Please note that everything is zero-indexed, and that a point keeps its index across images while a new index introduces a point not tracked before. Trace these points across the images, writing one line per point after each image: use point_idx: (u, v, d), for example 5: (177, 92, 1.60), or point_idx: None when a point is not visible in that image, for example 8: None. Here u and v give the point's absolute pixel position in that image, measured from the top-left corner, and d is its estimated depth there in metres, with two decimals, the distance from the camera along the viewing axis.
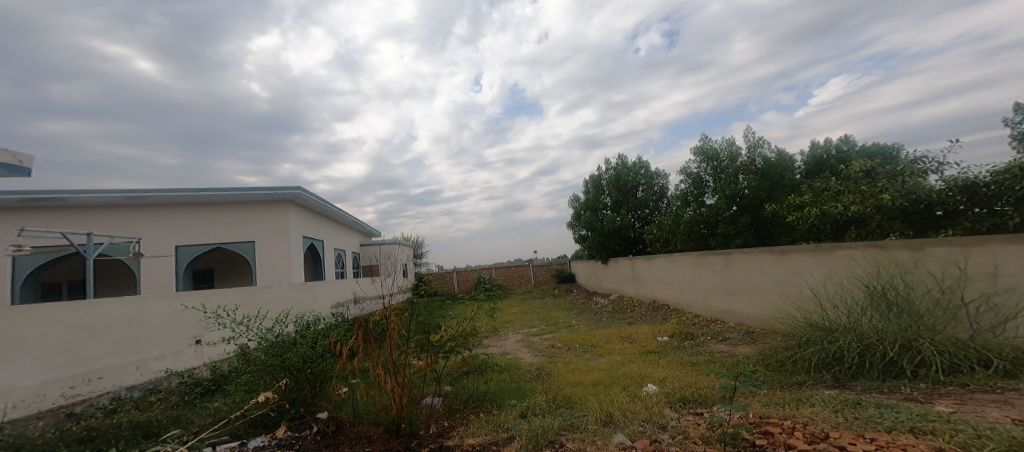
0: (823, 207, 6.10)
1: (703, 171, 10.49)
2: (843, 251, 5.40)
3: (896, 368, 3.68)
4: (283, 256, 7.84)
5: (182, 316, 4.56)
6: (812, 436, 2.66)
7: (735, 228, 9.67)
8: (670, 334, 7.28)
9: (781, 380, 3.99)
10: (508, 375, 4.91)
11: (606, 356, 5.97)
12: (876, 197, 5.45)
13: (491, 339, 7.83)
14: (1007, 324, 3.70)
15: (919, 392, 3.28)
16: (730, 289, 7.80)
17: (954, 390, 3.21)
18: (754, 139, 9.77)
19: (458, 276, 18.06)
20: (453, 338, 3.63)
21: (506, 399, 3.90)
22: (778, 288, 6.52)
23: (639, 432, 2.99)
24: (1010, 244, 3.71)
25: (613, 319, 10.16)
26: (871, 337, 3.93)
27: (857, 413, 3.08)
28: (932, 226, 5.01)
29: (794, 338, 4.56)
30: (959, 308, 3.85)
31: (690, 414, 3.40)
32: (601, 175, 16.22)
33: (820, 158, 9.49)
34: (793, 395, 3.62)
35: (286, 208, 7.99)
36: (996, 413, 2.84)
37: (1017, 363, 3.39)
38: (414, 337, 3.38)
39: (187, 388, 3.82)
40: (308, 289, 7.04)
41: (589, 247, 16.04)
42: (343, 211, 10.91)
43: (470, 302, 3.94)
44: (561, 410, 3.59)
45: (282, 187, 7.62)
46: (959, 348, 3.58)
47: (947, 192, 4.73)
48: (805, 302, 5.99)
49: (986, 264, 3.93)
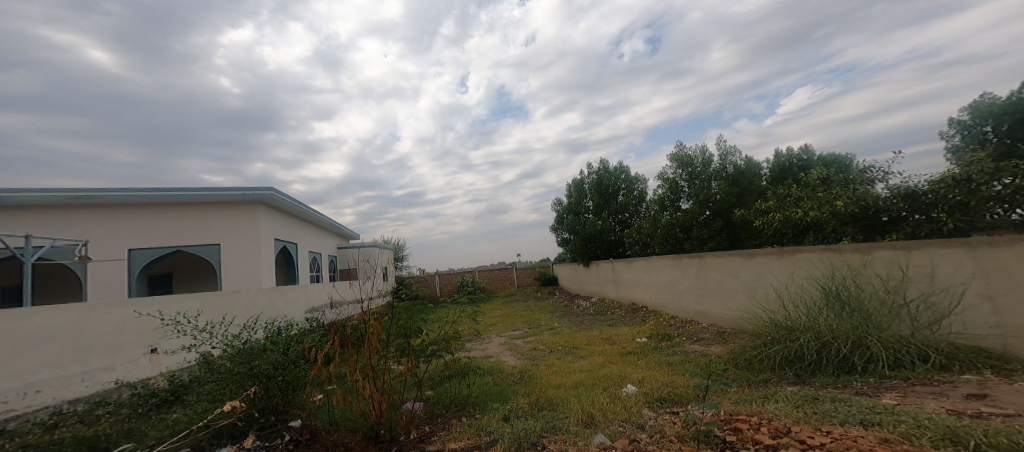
0: (785, 213, 6.41)
1: (678, 176, 10.87)
2: (803, 253, 5.71)
3: (848, 364, 3.94)
4: (253, 259, 7.68)
5: (134, 323, 4.42)
6: (776, 431, 2.83)
7: (709, 232, 10.05)
8: (648, 335, 7.51)
9: (749, 378, 4.20)
10: (491, 378, 4.98)
11: (588, 358, 6.13)
12: (832, 204, 5.82)
13: (474, 342, 7.86)
14: (942, 321, 3.99)
15: (869, 386, 3.54)
16: (703, 290, 8.09)
17: (898, 384, 3.48)
18: (726, 147, 10.25)
19: (440, 280, 17.93)
20: (436, 341, 3.69)
21: (489, 402, 3.96)
22: (747, 289, 6.81)
23: (619, 432, 3.11)
24: (944, 247, 4.02)
25: (593, 321, 10.34)
26: (827, 334, 4.19)
27: (815, 408, 3.29)
28: (879, 231, 5.42)
29: (761, 337, 4.79)
30: (902, 307, 4.14)
31: (667, 413, 3.55)
32: (583, 179, 16.54)
33: (784, 166, 10.11)
34: (759, 393, 3.83)
35: (257, 210, 7.81)
36: (933, 404, 3.10)
37: (953, 357, 3.68)
38: (395, 341, 3.37)
39: (141, 399, 3.71)
40: (280, 294, 6.90)
41: (572, 250, 16.28)
42: (320, 213, 10.75)
43: (453, 306, 4.06)
44: (544, 412, 3.68)
45: (252, 187, 7.48)
46: (902, 344, 3.86)
47: (892, 200, 5.16)
48: (770, 303, 6.31)
49: (924, 266, 4.24)
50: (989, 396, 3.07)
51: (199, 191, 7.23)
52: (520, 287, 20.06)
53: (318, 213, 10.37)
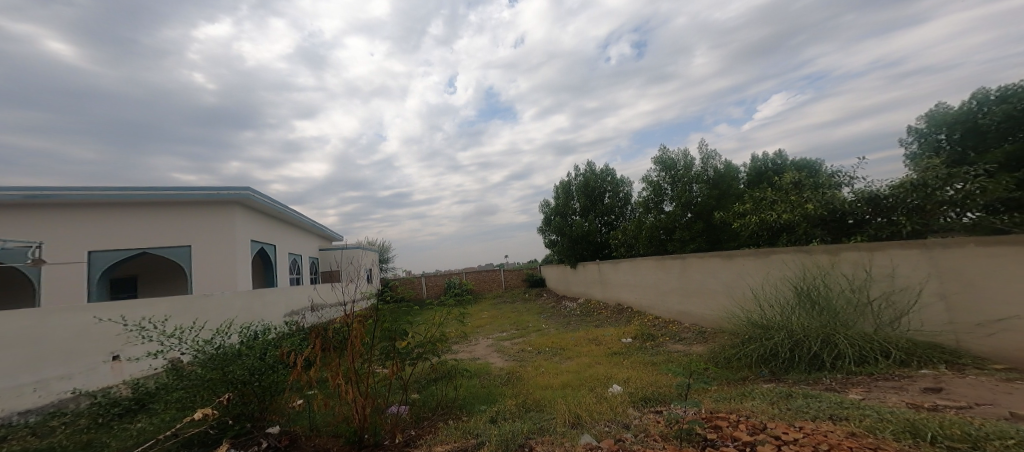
0: (761, 215, 6.68)
1: (662, 179, 11.10)
2: (777, 255, 5.92)
3: (819, 361, 4.11)
4: (227, 261, 7.56)
5: (97, 329, 4.32)
6: (753, 428, 2.95)
7: (691, 233, 10.26)
8: (633, 335, 7.65)
9: (728, 376, 4.35)
10: (478, 380, 5.00)
11: (575, 359, 6.21)
12: (803, 207, 6.07)
13: (461, 344, 7.87)
14: (902, 319, 4.16)
15: (837, 382, 3.71)
16: (686, 291, 8.28)
17: (863, 379, 3.66)
18: (707, 151, 10.54)
19: (426, 282, 17.84)
20: (421, 344, 3.66)
21: (477, 404, 3.99)
22: (726, 289, 7.02)
23: (605, 432, 3.19)
24: (903, 249, 4.21)
25: (579, 323, 10.44)
26: (799, 333, 4.35)
27: (789, 404, 3.44)
28: (846, 232, 5.68)
29: (738, 336, 4.94)
30: (866, 306, 4.33)
31: (651, 412, 3.64)
32: (569, 181, 16.74)
33: (761, 170, 10.53)
34: (738, 390, 3.96)
35: (233, 210, 7.72)
36: (895, 398, 3.27)
37: (911, 353, 3.86)
38: (380, 344, 3.39)
39: (103, 409, 3.62)
40: (258, 297, 6.82)
41: (559, 251, 16.41)
42: (301, 215, 10.59)
43: (438, 308, 4.08)
44: (531, 413, 3.74)
45: (227, 187, 7.37)
46: (866, 341, 4.04)
47: (857, 203, 5.39)
48: (747, 302, 6.52)
49: (885, 267, 4.43)
50: (944, 389, 3.26)
51: (169, 190, 7.07)
52: (507, 288, 20.09)
53: (299, 214, 10.23)
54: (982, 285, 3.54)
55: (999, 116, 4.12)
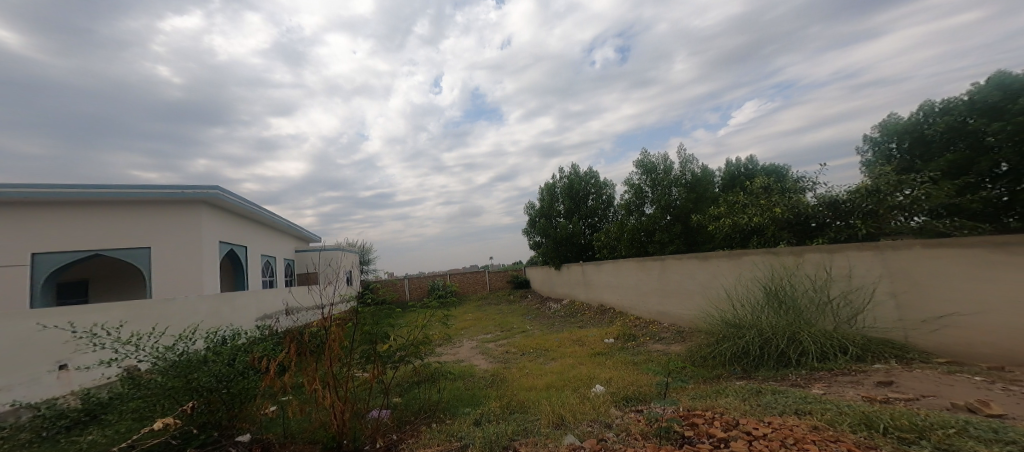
0: (733, 218, 6.92)
1: (643, 182, 11.35)
2: (748, 256, 6.15)
3: (785, 358, 4.29)
4: (193, 263, 7.35)
5: (40, 336, 3.97)
6: (727, 424, 3.07)
7: (670, 235, 10.51)
8: (615, 336, 7.81)
9: (703, 374, 4.47)
10: (462, 383, 5.01)
11: (559, 360, 6.32)
12: (771, 210, 6.33)
13: (445, 347, 7.87)
14: (859, 316, 4.38)
15: (801, 378, 3.89)
16: (665, 292, 8.50)
17: (824, 375, 3.85)
18: (685, 155, 10.83)
19: (409, 284, 17.67)
20: (404, 347, 3.65)
21: (461, 407, 4.03)
22: (702, 290, 7.25)
23: (588, 432, 3.27)
24: (860, 250, 4.43)
25: (563, 324, 10.55)
26: (766, 331, 4.52)
27: (759, 400, 3.60)
28: (809, 235, 6.03)
29: (711, 335, 5.09)
30: (827, 304, 4.53)
31: (632, 411, 3.75)
32: (553, 183, 16.91)
33: (734, 175, 10.99)
34: (713, 388, 4.10)
35: (199, 210, 7.51)
36: (852, 392, 3.47)
37: (866, 348, 4.08)
38: (359, 348, 3.33)
39: (47, 423, 3.38)
40: (227, 301, 6.64)
41: (543, 253, 16.54)
42: (275, 215, 10.31)
43: (422, 310, 4.03)
44: (516, 415, 3.79)
45: (193, 186, 7.17)
46: (827, 338, 4.24)
47: (818, 207, 5.74)
48: (721, 302, 6.76)
49: (844, 267, 4.65)
50: (894, 382, 3.47)
51: (128, 189, 6.74)
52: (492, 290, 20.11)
53: (273, 215, 9.95)
54: (927, 284, 3.75)
55: (945, 127, 4.30)
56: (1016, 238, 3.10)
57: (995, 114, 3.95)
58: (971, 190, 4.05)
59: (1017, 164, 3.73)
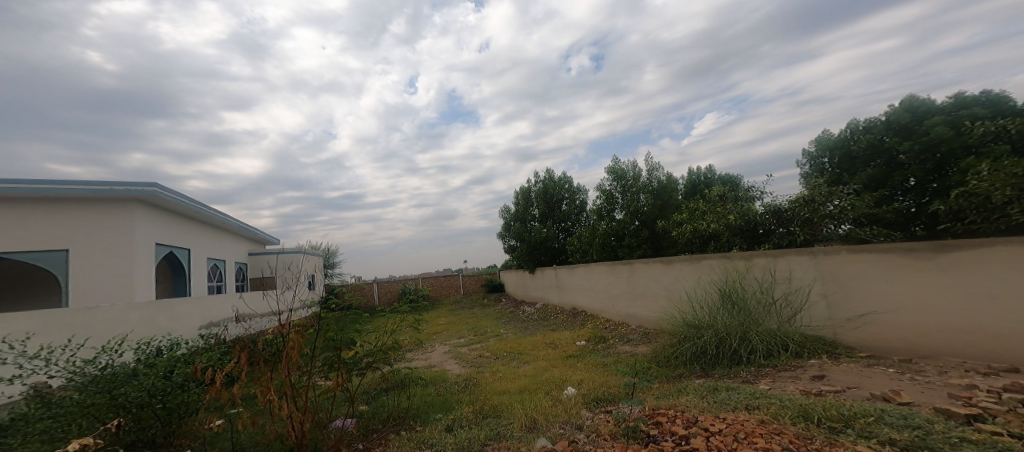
0: (693, 225, 7.28)
1: (614, 188, 11.74)
2: (707, 260, 6.50)
3: (737, 356, 4.50)
4: (123, 271, 5.84)
5: None
6: (688, 421, 3.22)
7: (637, 240, 10.89)
8: (586, 338, 8.02)
9: (667, 374, 4.59)
10: (433, 388, 4.98)
11: (532, 363, 6.43)
12: (725, 217, 6.77)
13: (417, 352, 7.79)
14: (798, 315, 4.70)
15: (751, 374, 4.13)
16: (633, 295, 8.81)
17: (769, 371, 4.11)
18: (652, 163, 11.28)
19: (379, 288, 17.34)
20: (371, 353, 3.52)
21: (432, 413, 4.04)
22: (666, 292, 7.58)
23: (560, 434, 3.35)
24: (799, 255, 4.75)
25: (537, 327, 10.68)
26: (721, 330, 4.69)
27: (716, 398, 3.80)
28: (757, 240, 6.53)
29: (672, 335, 5.20)
30: (772, 305, 4.81)
31: (601, 412, 3.86)
32: (528, 187, 17.11)
33: (695, 183, 11.67)
34: (675, 387, 4.25)
35: (131, 209, 6.00)
36: (793, 386, 3.73)
37: (804, 345, 4.39)
38: (323, 355, 3.15)
39: None
40: (164, 309, 5.71)
41: (517, 256, 16.68)
42: (223, 214, 9.65)
43: (392, 315, 3.83)
44: (488, 419, 3.85)
45: (130, 182, 5.69)
46: (772, 337, 4.52)
47: (765, 215, 6.33)
48: (682, 304, 7.11)
49: (785, 270, 4.96)
50: (826, 375, 3.77)
51: (46, 183, 5.20)
52: (465, 294, 20.03)
53: (222, 215, 9.34)
54: (853, 287, 4.10)
55: (867, 145, 4.90)
56: (922, 246, 3.49)
57: (906, 134, 4.60)
58: (883, 202, 4.55)
59: (923, 179, 4.30)
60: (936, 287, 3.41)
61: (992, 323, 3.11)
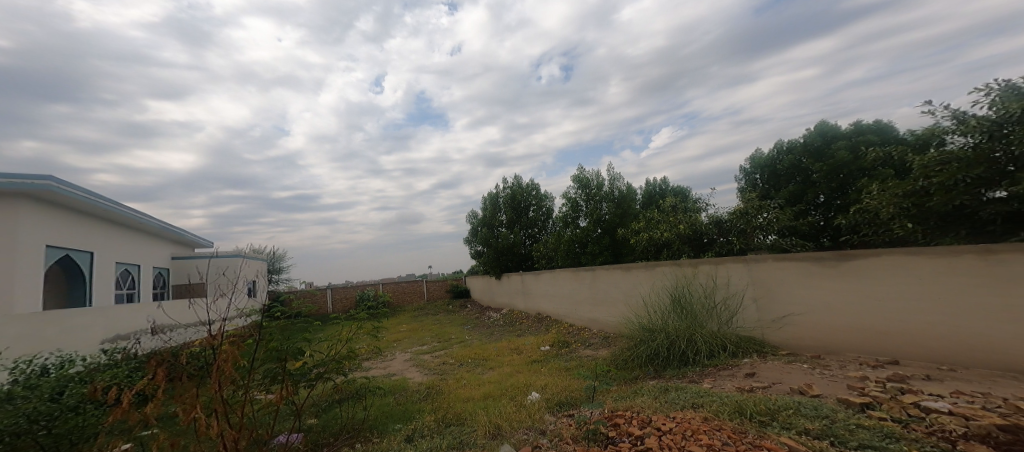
0: (648, 234, 7.65)
1: (579, 196, 12.09)
2: (661, 267, 6.86)
3: (685, 357, 4.66)
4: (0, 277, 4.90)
5: None
6: (643, 421, 3.15)
7: (600, 247, 11.25)
8: (550, 343, 8.17)
9: (624, 376, 4.65)
10: (393, 398, 4.86)
11: (496, 369, 6.48)
12: (676, 226, 7.19)
13: (376, 361, 7.62)
14: (735, 318, 5.02)
15: (697, 374, 4.30)
16: (595, 300, 9.08)
17: (712, 370, 4.31)
18: (614, 173, 11.74)
19: (334, 294, 16.68)
20: (322, 363, 2.97)
21: (390, 424, 3.92)
22: (626, 298, 7.90)
23: (524, 440, 3.28)
24: (737, 261, 5.09)
25: (502, 333, 10.70)
26: (671, 333, 4.85)
27: (668, 398, 3.88)
28: (702, 249, 7.00)
29: (628, 339, 5.27)
30: (715, 308, 5.08)
31: (564, 416, 3.82)
32: (497, 193, 17.22)
33: (653, 193, 12.30)
34: (631, 389, 4.30)
35: (20, 205, 5.15)
36: (732, 384, 3.92)
37: (741, 345, 4.69)
38: (263, 366, 2.56)
39: None
40: (55, 321, 4.65)
41: (484, 262, 16.72)
42: (159, 222, 8.89)
43: (346, 322, 3.37)
44: (451, 428, 3.76)
45: (24, 175, 4.91)
46: (716, 338, 4.75)
47: (708, 225, 6.84)
48: (639, 309, 7.45)
49: (724, 276, 5.30)
50: (757, 372, 4.04)
51: None
52: (429, 300, 19.77)
53: (151, 219, 8.42)
54: (782, 291, 4.45)
55: (789, 165, 5.98)
56: (832, 255, 3.89)
57: (818, 157, 5.72)
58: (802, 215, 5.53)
59: (830, 196, 5.44)
60: (843, 291, 3.81)
61: (886, 323, 3.49)
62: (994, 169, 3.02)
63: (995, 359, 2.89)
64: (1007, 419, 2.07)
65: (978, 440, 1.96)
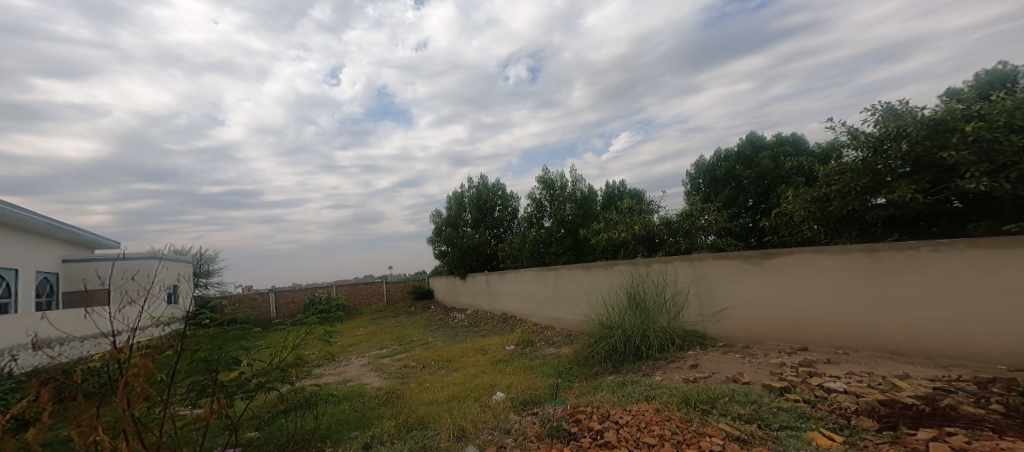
0: (606, 234, 7.95)
1: (543, 197, 12.29)
2: (618, 266, 7.13)
3: (639, 352, 4.87)
4: None
5: None
6: (603, 416, 3.22)
7: (563, 247, 11.51)
8: (515, 343, 8.28)
9: (585, 373, 4.78)
10: (349, 405, 4.75)
11: (460, 370, 6.48)
12: (632, 227, 7.53)
13: (330, 367, 7.38)
14: (681, 313, 5.32)
15: (649, 368, 4.52)
16: (558, 299, 9.29)
17: (662, 364, 4.55)
18: (577, 175, 12.05)
19: (278, 299, 15.72)
20: (264, 373, 2.57)
21: (347, 432, 3.83)
22: (587, 296, 8.16)
23: (489, 441, 3.31)
24: (683, 260, 5.37)
25: (466, 334, 10.69)
26: (626, 330, 5.05)
27: (624, 392, 4.02)
28: (655, 248, 7.37)
29: (588, 336, 5.40)
30: (665, 304, 5.35)
31: (528, 415, 3.88)
32: (462, 192, 17.12)
33: (613, 195, 12.76)
34: (591, 385, 4.42)
35: None
36: (680, 376, 4.14)
37: (686, 339, 4.99)
38: (189, 380, 2.06)
39: None
40: None
41: (448, 263, 16.60)
42: (66, 225, 8.00)
43: (293, 327, 3.04)
44: (413, 432, 3.73)
45: None
46: (665, 333, 5.02)
47: (660, 226, 7.25)
48: (599, 307, 7.72)
49: (671, 273, 5.57)
50: (700, 364, 4.31)
51: None
52: (389, 302, 19.35)
53: (52, 222, 7.52)
54: (721, 287, 4.76)
55: (725, 172, 6.50)
56: (760, 255, 4.24)
57: (749, 165, 6.26)
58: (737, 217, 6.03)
59: (756, 200, 6.00)
60: (768, 286, 4.17)
61: (801, 315, 3.87)
62: (877, 179, 3.57)
63: (882, 343, 3.29)
64: (887, 394, 2.41)
65: (865, 413, 2.26)
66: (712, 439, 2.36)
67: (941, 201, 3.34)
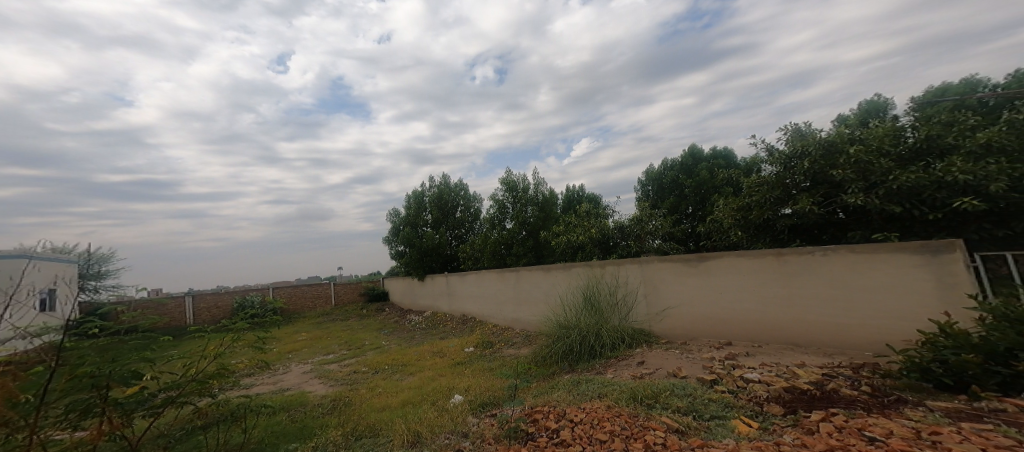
0: (565, 237, 8.16)
1: (505, 198, 12.40)
2: (575, 268, 7.34)
3: (592, 351, 5.06)
4: None
5: None
6: (559, 415, 3.33)
7: (524, 249, 11.66)
8: (474, 345, 8.30)
9: (542, 372, 4.90)
10: (286, 416, 4.57)
11: (416, 374, 6.42)
12: (588, 230, 7.80)
13: (268, 376, 7.05)
14: (631, 312, 5.57)
15: (602, 366, 4.72)
16: (518, 300, 9.39)
17: (613, 361, 4.76)
18: (539, 178, 12.27)
19: (196, 303, 14.44)
20: (178, 386, 2.22)
21: (286, 444, 3.72)
22: (546, 298, 8.33)
23: (445, 445, 3.33)
24: (632, 262, 5.63)
25: (422, 337, 10.56)
26: (581, 330, 5.21)
27: (578, 390, 4.19)
28: (610, 251, 7.66)
29: (546, 336, 5.53)
30: (617, 304, 5.58)
31: (486, 417, 3.94)
32: (422, 192, 16.89)
33: (572, 199, 13.14)
34: (549, 384, 4.56)
35: None
36: (629, 372, 4.37)
37: (635, 337, 5.24)
38: (67, 399, 1.64)
39: None
40: None
41: (405, 263, 16.30)
42: None
43: (215, 335, 2.69)
44: (363, 440, 3.69)
45: None
46: (616, 332, 5.24)
47: (614, 229, 7.57)
48: (557, 308, 7.91)
49: (621, 275, 5.80)
50: (645, 361, 4.54)
51: None
52: (338, 304, 18.67)
53: None
54: (666, 287, 5.03)
55: (670, 181, 6.87)
56: (698, 259, 4.53)
57: (692, 174, 6.69)
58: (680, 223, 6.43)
59: (694, 208, 6.44)
60: (705, 288, 4.46)
61: (730, 314, 4.18)
62: (785, 191, 3.98)
63: (796, 338, 3.62)
64: (790, 381, 2.71)
65: (773, 400, 2.53)
66: (654, 432, 2.53)
67: (829, 212, 3.83)
